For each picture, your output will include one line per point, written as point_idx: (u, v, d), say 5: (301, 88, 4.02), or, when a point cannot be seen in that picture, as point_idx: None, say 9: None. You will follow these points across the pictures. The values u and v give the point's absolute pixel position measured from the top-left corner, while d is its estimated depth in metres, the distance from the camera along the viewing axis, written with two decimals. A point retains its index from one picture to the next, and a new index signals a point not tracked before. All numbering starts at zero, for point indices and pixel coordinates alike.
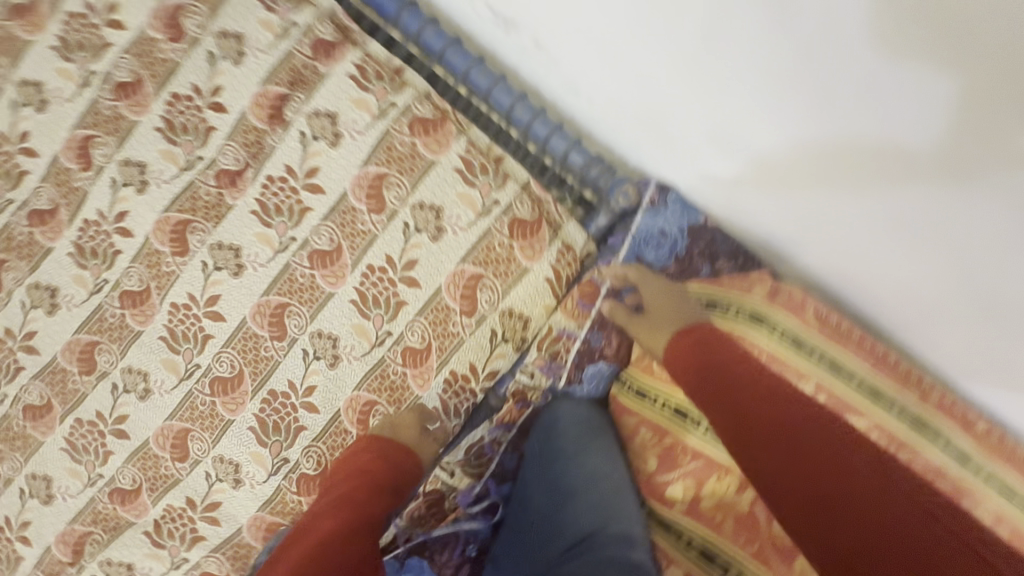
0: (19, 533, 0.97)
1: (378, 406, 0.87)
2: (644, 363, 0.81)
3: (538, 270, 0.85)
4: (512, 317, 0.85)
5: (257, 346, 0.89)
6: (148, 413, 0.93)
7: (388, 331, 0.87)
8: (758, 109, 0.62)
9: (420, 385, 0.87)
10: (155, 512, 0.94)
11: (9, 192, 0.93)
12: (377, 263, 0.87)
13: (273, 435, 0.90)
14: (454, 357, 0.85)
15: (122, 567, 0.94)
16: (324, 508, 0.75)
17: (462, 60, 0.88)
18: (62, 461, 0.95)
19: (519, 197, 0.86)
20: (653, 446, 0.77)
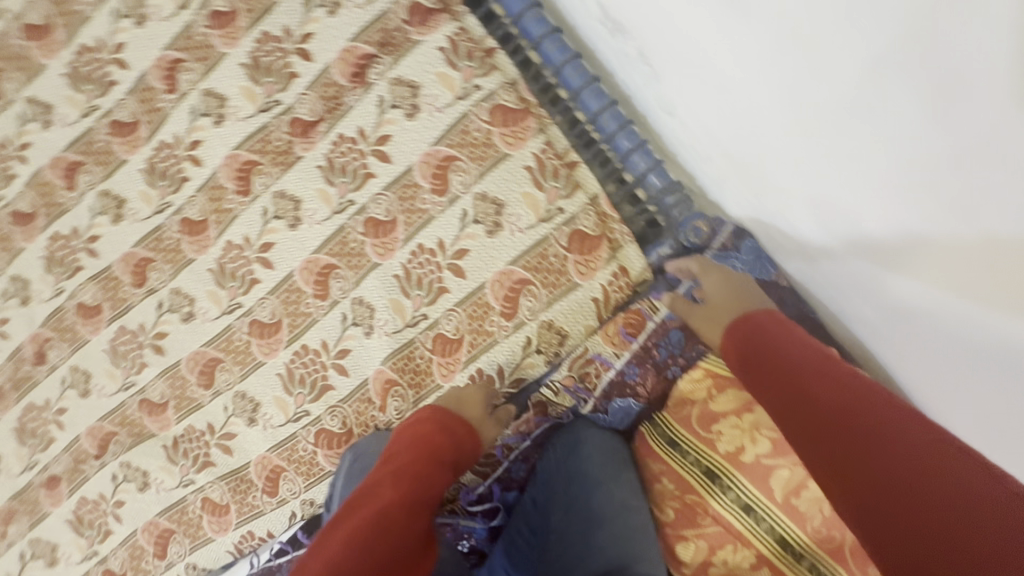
0: (55, 417, 1.04)
1: (399, 385, 0.88)
2: (682, 412, 0.77)
3: (587, 288, 0.82)
4: (551, 330, 0.83)
5: (298, 300, 0.92)
6: (186, 337, 0.97)
7: (424, 314, 0.87)
8: (854, 169, 0.52)
9: (443, 374, 0.86)
10: (177, 429, 0.98)
11: (97, 99, 0.96)
12: (429, 245, 0.86)
13: (298, 386, 0.92)
14: (483, 356, 0.85)
15: (139, 472, 1.00)
16: (385, 476, 0.65)
17: (559, 53, 0.84)
18: (103, 362, 1.01)
19: (586, 209, 0.82)
20: (670, 499, 0.74)
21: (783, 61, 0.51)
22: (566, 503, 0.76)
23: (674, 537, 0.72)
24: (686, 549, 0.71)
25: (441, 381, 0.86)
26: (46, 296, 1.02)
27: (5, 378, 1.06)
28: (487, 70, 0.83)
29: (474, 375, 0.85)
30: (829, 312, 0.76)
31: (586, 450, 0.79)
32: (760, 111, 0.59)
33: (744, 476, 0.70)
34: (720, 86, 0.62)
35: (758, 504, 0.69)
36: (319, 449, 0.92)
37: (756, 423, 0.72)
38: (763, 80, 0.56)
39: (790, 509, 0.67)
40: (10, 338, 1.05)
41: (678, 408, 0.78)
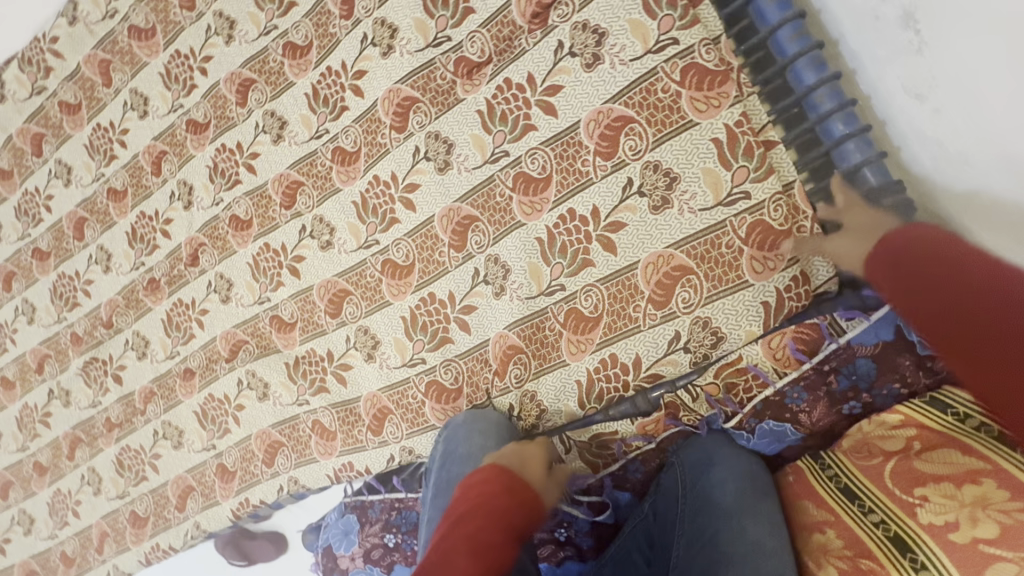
0: (198, 316, 1.12)
1: (522, 354, 0.83)
2: (869, 461, 0.62)
3: (759, 290, 0.71)
4: (705, 329, 0.74)
5: (434, 248, 0.88)
6: (321, 264, 0.98)
7: (562, 285, 0.80)
8: None
9: (571, 352, 0.81)
10: (300, 350, 1.02)
11: (278, 19, 0.98)
12: (581, 212, 0.78)
13: (418, 333, 0.90)
14: (621, 342, 0.78)
15: (261, 382, 1.05)
16: (454, 550, 0.59)
17: (779, 10, 0.68)
18: (245, 273, 1.06)
19: (777, 198, 0.69)
20: (832, 558, 0.59)
21: None
22: (690, 530, 0.69)
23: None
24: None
25: (568, 359, 0.80)
26: (206, 204, 1.09)
27: (161, 273, 1.15)
28: (689, 21, 0.70)
29: (606, 360, 0.79)
30: None
31: (717, 473, 0.70)
32: None
33: (949, 556, 0.49)
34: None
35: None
36: (428, 400, 0.90)
37: (982, 498, 0.50)
38: None
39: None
40: (171, 238, 1.13)
41: (860, 454, 0.64)
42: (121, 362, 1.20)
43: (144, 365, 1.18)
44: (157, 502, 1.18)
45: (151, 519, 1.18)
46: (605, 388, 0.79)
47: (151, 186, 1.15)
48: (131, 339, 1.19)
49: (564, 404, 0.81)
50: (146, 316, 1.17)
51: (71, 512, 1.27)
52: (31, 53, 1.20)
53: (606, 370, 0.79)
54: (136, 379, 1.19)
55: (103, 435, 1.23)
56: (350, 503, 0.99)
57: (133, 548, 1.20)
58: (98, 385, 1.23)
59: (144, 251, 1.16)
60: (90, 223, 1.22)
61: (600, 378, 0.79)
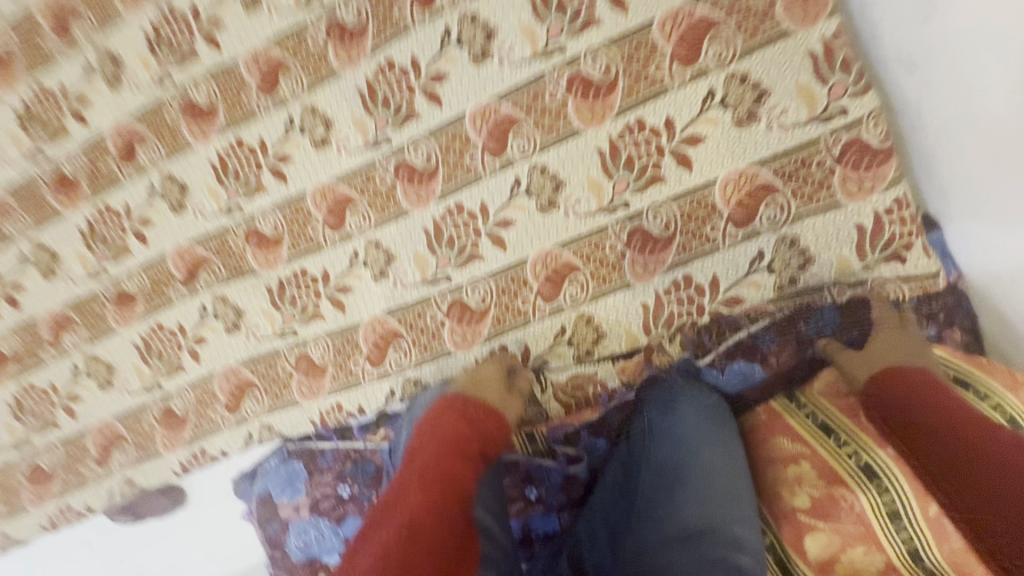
0: (136, 229, 0.90)
1: (577, 273, 0.77)
2: (843, 401, 0.68)
3: (851, 211, 0.68)
4: (791, 248, 0.70)
5: (463, 150, 0.79)
6: (316, 165, 0.84)
7: (625, 202, 0.75)
8: None
9: (635, 274, 0.75)
10: (284, 271, 0.87)
11: None
12: (652, 122, 0.73)
13: (443, 247, 0.82)
14: (696, 263, 0.73)
15: (233, 310, 0.88)
16: (413, 476, 0.60)
17: None
18: (207, 176, 0.87)
19: (874, 113, 0.66)
20: (806, 485, 0.63)
21: None
22: (653, 465, 0.70)
23: (802, 527, 0.60)
24: (811, 544, 0.58)
25: (632, 280, 0.75)
26: (145, 84, 0.86)
27: (76, 168, 0.90)
28: None
29: (677, 282, 0.74)
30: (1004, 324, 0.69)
31: (688, 416, 0.71)
32: None
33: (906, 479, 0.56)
34: None
35: (910, 520, 0.54)
36: (448, 321, 0.80)
37: None
38: None
39: (941, 539, 0.51)
40: (89, 125, 0.89)
41: (835, 395, 0.69)
42: (17, 283, 0.95)
43: (52, 286, 0.94)
44: (69, 456, 0.95)
45: (58, 474, 0.96)
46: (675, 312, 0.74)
47: (55, 52, 0.88)
48: (31, 252, 0.94)
49: (626, 326, 0.76)
50: (54, 224, 0.92)
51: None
52: None
53: (678, 292, 0.74)
54: (39, 303, 0.95)
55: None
56: (296, 449, 0.88)
57: (33, 510, 0.97)
58: None
59: (45, 140, 0.90)
60: None
61: (672, 300, 0.73)
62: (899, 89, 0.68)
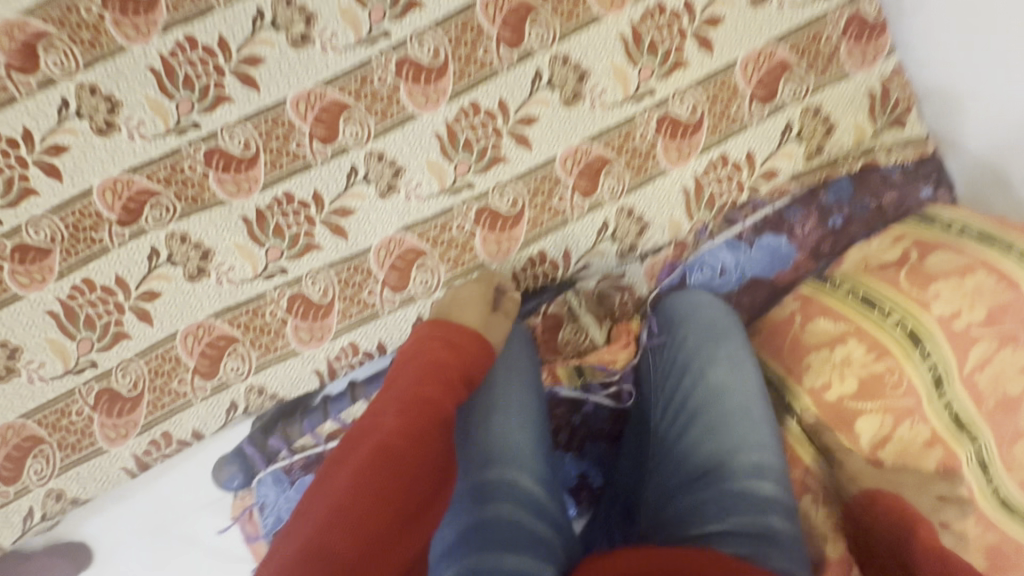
0: (43, 159, 0.69)
1: (612, 165, 0.73)
2: (880, 272, 0.67)
3: (860, 80, 0.73)
4: (816, 117, 0.73)
5: (476, 42, 0.71)
6: (295, 67, 0.71)
7: (651, 89, 0.73)
8: None
9: (670, 160, 0.74)
10: (260, 199, 0.72)
11: None
12: (673, 4, 0.72)
13: (460, 153, 0.73)
14: (730, 141, 0.73)
15: (196, 251, 0.71)
16: (381, 405, 0.52)
17: None
18: (144, 86, 0.69)
19: None
20: (853, 367, 0.61)
21: None
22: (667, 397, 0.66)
23: (851, 411, 0.60)
24: (864, 428, 0.59)
25: (669, 166, 0.73)
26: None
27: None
28: None
29: (714, 162, 0.74)
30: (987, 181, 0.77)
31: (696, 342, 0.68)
32: None
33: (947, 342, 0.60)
34: None
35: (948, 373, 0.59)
36: (479, 229, 0.73)
37: (981, 285, 0.61)
38: None
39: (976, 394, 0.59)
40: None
41: (869, 270, 0.68)
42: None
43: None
44: None
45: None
46: (716, 191, 0.74)
47: None
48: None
49: (669, 213, 0.74)
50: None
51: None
52: None
53: (716, 172, 0.74)
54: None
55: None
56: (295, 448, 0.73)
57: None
58: None
59: None
60: None
61: (712, 180, 0.73)
62: None
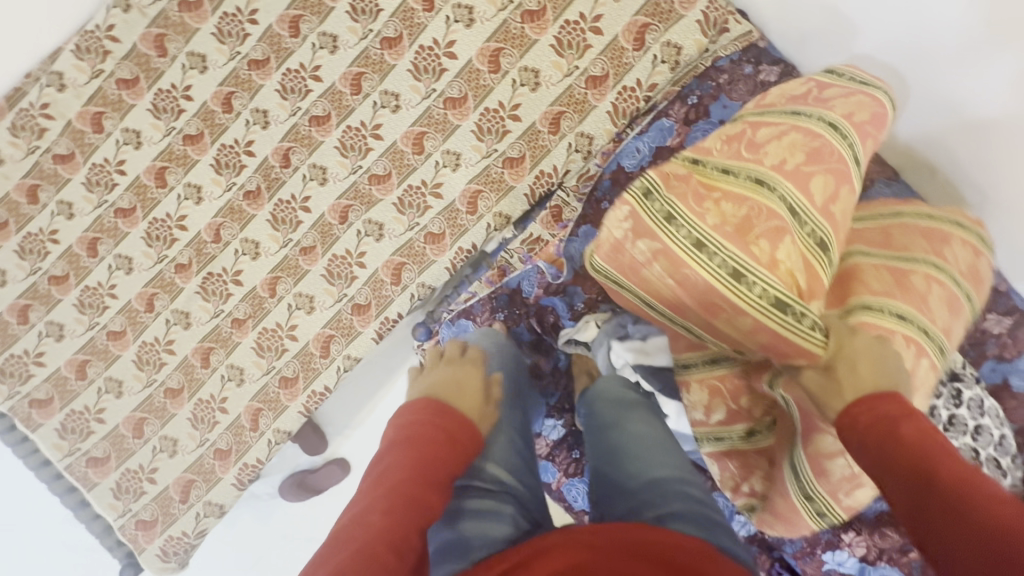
0: (246, 149, 1.41)
1: (505, 50, 1.33)
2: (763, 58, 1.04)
3: None
4: None
5: (414, 16, 1.34)
6: (336, 62, 1.37)
7: (512, 0, 1.31)
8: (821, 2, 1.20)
9: (536, 33, 1.31)
10: (338, 133, 1.39)
11: None
12: None
13: (424, 75, 1.35)
14: (567, 10, 1.30)
15: (321, 170, 1.40)
16: (379, 500, 0.69)
17: None
18: (275, 98, 1.40)
19: None
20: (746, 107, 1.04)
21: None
22: (608, 449, 0.93)
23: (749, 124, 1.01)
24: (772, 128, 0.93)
25: (538, 36, 1.31)
26: (148, 2, 1.37)
27: (132, 74, 1.40)
28: None
29: (563, 24, 1.30)
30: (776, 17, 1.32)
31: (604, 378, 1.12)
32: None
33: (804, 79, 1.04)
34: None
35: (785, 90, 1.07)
36: (448, 111, 1.36)
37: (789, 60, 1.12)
38: None
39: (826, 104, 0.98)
40: (122, 42, 1.38)
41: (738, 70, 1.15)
42: (177, 256, 1.44)
43: (86, 196, 1.42)
44: (234, 322, 1.44)
45: (234, 335, 1.44)
46: (570, 39, 1.30)
47: (161, 66, 1.40)
48: (135, 189, 1.43)
49: (552, 61, 1.32)
50: (129, 155, 1.42)
51: (134, 373, 1.45)
52: (86, 43, 1.37)
53: (566, 28, 1.30)
54: (169, 262, 1.44)
55: (107, 295, 1.44)
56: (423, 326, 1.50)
57: (209, 376, 1.45)
58: (160, 241, 1.44)
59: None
60: (107, 116, 1.40)
61: (565, 33, 1.30)
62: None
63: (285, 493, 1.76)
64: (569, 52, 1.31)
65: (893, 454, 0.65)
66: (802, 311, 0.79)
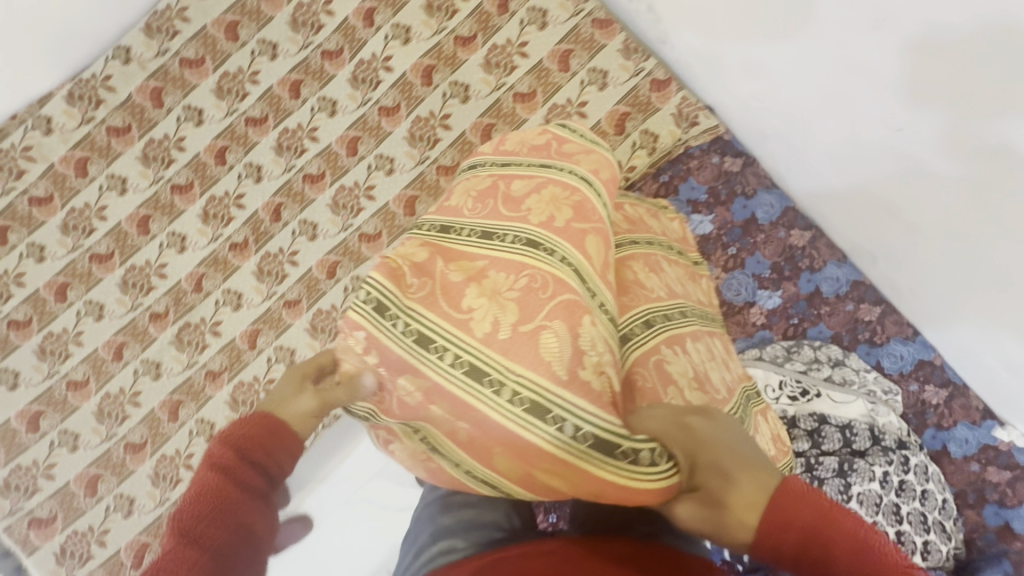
0: (235, 202, 1.43)
1: (497, 126, 1.42)
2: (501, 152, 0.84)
3: (613, 45, 1.41)
4: (596, 71, 1.41)
5: (412, 89, 1.43)
6: (334, 125, 1.43)
7: (505, 82, 1.42)
8: (781, 95, 1.19)
9: (526, 112, 1.42)
10: (331, 191, 1.43)
11: (269, 11, 1.44)
12: (505, 40, 1.42)
13: (418, 143, 1.43)
14: (555, 94, 1.41)
15: (311, 225, 1.43)
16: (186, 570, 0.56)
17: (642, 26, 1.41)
18: (270, 155, 1.43)
19: (587, 13, 1.42)
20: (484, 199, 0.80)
21: (820, 83, 1.09)
22: None
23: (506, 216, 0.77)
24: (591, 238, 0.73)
25: (529, 115, 1.41)
26: (149, 57, 1.41)
27: (124, 123, 1.41)
28: None
29: (552, 106, 1.41)
30: (734, 108, 1.35)
31: None
32: (795, 92, 1.15)
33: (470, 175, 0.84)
34: (777, 81, 1.18)
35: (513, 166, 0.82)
36: (440, 177, 1.43)
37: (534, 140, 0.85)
38: (806, 82, 1.11)
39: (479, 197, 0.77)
40: (117, 92, 1.41)
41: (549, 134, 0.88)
42: (152, 305, 1.41)
43: (62, 240, 1.39)
44: (208, 373, 1.41)
45: (207, 387, 1.40)
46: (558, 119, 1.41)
47: (155, 117, 1.42)
48: (113, 235, 1.41)
49: None
50: (111, 202, 1.41)
51: (93, 427, 1.38)
52: (81, 90, 1.40)
53: (555, 109, 1.41)
54: (143, 311, 1.41)
55: (72, 341, 1.39)
56: None
57: (176, 431, 1.39)
58: (136, 288, 1.41)
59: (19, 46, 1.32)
60: (92, 162, 1.40)
61: (553, 113, 1.41)
62: (730, 83, 1.30)
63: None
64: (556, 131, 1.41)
65: (786, 518, 0.53)
66: (561, 419, 0.60)
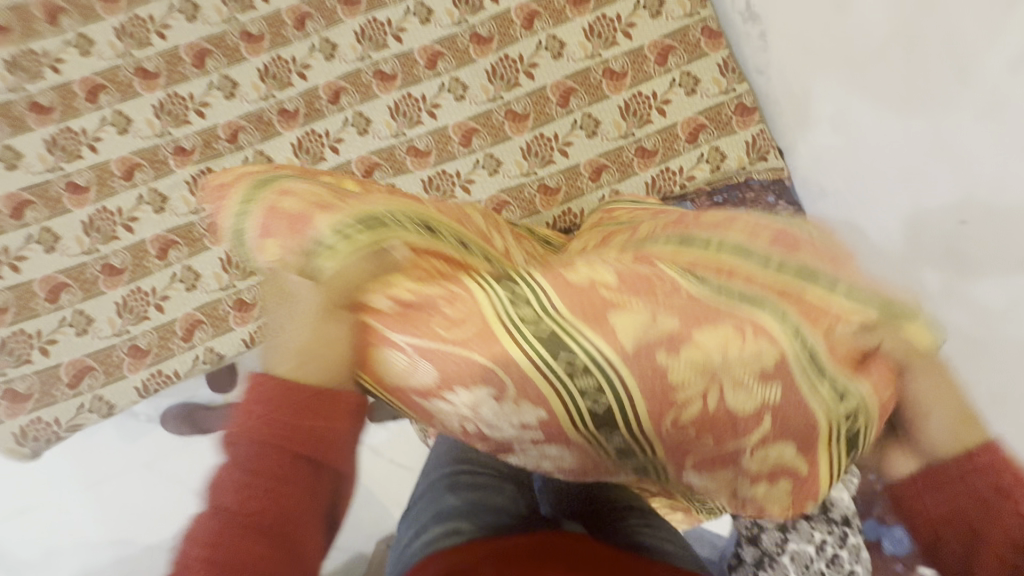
0: (299, 70, 1.39)
1: (577, 92, 1.42)
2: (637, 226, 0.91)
3: (714, 58, 1.42)
4: (688, 76, 1.42)
5: (510, 27, 1.41)
6: (422, 33, 1.41)
7: (599, 54, 1.42)
8: (852, 154, 1.22)
9: (611, 90, 1.42)
10: (398, 95, 1.40)
11: None
12: (613, 14, 1.42)
13: (497, 81, 1.42)
14: (642, 84, 1.42)
15: (365, 120, 1.40)
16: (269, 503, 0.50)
17: (747, 53, 1.45)
18: (350, 38, 1.40)
19: (700, 20, 1.42)
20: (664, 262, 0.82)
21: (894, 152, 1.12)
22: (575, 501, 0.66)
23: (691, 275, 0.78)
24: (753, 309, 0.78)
25: (611, 94, 1.42)
26: None
27: None
28: None
29: (635, 93, 1.42)
30: (803, 156, 1.39)
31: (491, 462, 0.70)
32: (866, 156, 1.19)
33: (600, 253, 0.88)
34: (854, 141, 1.21)
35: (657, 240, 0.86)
36: (507, 121, 1.41)
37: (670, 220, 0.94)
38: (882, 149, 1.15)
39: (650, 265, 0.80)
40: None
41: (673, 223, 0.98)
42: (180, 139, 1.36)
43: (112, 42, 1.33)
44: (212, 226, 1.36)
45: (205, 239, 1.36)
46: (636, 108, 1.42)
47: None
48: (167, 56, 1.35)
49: (614, 119, 1.42)
50: (175, 23, 1.36)
51: (77, 236, 1.32)
52: None
53: (637, 97, 1.42)
54: (168, 141, 1.36)
55: (86, 145, 1.33)
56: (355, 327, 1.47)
57: (159, 269, 1.34)
58: (170, 117, 1.36)
59: None
60: None
61: (635, 100, 1.42)
62: (809, 131, 1.34)
63: (167, 422, 1.54)
64: (631, 119, 1.42)
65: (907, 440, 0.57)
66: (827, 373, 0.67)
